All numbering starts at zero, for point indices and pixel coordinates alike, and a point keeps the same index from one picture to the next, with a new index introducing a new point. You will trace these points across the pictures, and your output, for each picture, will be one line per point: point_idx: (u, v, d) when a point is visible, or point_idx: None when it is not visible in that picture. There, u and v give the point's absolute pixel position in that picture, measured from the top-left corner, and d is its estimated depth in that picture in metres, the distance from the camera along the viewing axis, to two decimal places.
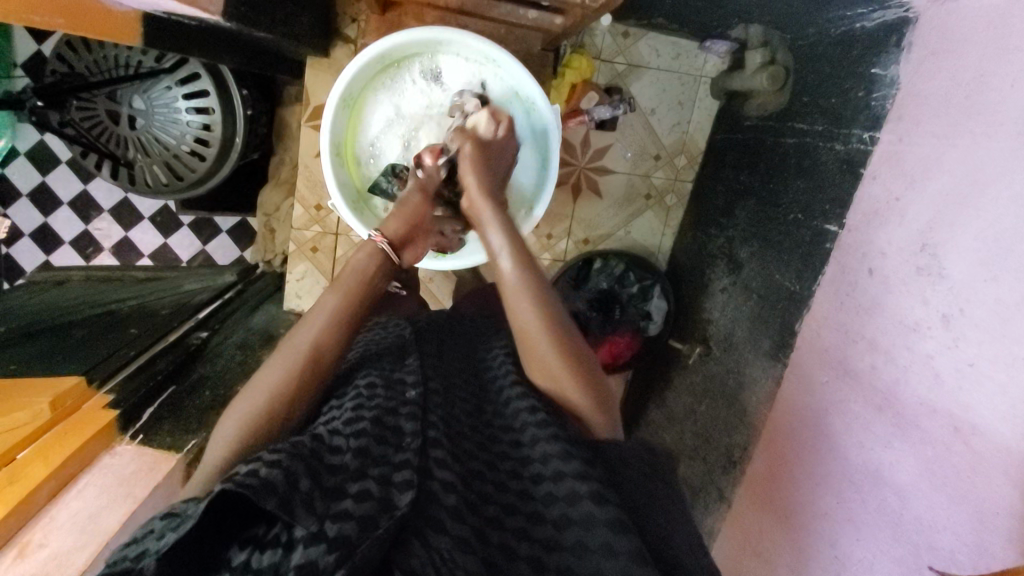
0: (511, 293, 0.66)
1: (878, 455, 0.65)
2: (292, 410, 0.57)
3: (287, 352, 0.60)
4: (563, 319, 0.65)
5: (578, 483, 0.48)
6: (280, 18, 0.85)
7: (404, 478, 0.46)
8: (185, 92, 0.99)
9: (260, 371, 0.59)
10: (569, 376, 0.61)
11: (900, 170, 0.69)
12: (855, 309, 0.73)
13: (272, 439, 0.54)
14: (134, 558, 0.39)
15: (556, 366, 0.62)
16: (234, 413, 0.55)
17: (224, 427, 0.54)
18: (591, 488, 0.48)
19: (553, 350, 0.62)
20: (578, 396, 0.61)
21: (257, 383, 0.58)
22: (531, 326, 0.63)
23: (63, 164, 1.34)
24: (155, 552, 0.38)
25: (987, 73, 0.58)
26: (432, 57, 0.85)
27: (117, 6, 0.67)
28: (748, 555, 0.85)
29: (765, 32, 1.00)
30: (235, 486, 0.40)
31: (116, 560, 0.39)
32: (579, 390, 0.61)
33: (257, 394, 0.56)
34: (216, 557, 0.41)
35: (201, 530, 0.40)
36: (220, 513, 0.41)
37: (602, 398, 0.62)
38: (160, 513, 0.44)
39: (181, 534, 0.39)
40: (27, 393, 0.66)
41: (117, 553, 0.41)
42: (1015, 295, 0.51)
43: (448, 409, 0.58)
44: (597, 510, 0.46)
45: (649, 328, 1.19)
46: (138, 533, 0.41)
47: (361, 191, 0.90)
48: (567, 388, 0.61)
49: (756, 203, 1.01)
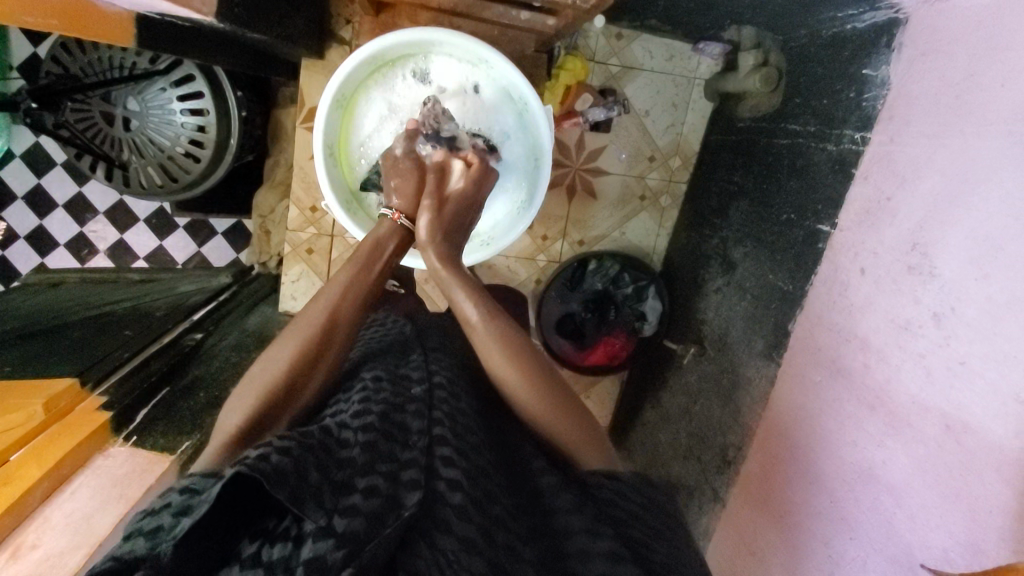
0: (480, 336, 0.63)
1: (870, 453, 0.65)
2: (299, 395, 0.58)
3: (300, 328, 0.60)
4: (536, 356, 0.62)
5: (573, 518, 0.49)
6: (275, 20, 0.85)
7: (411, 477, 0.46)
8: (179, 93, 0.99)
9: (271, 348, 0.60)
10: (550, 413, 0.59)
11: (891, 169, 0.69)
12: (847, 308, 0.73)
13: (276, 421, 0.55)
14: (150, 537, 0.40)
15: (537, 411, 0.59)
16: (245, 392, 0.56)
17: (234, 404, 0.55)
18: (586, 522, 0.48)
19: (531, 393, 0.59)
20: (563, 431, 0.58)
21: (267, 359, 0.58)
22: (504, 371, 0.61)
23: (58, 166, 1.34)
24: (171, 537, 0.39)
25: (978, 72, 0.58)
26: (424, 57, 0.85)
27: (110, 7, 0.67)
28: (742, 555, 0.85)
29: (758, 34, 1.01)
30: (249, 470, 0.41)
31: (135, 532, 0.41)
32: (563, 425, 0.58)
33: (270, 369, 0.57)
34: (229, 548, 0.42)
35: (216, 519, 0.41)
36: (232, 503, 0.42)
37: (590, 428, 0.59)
38: (178, 487, 0.45)
39: (194, 521, 0.40)
40: (19, 394, 0.66)
41: (131, 528, 0.41)
42: (1005, 293, 0.52)
43: (455, 402, 0.59)
44: (592, 544, 0.46)
45: (644, 328, 1.19)
46: (157, 506, 0.43)
47: (354, 190, 0.90)
48: (550, 424, 0.58)
49: (750, 204, 1.01)
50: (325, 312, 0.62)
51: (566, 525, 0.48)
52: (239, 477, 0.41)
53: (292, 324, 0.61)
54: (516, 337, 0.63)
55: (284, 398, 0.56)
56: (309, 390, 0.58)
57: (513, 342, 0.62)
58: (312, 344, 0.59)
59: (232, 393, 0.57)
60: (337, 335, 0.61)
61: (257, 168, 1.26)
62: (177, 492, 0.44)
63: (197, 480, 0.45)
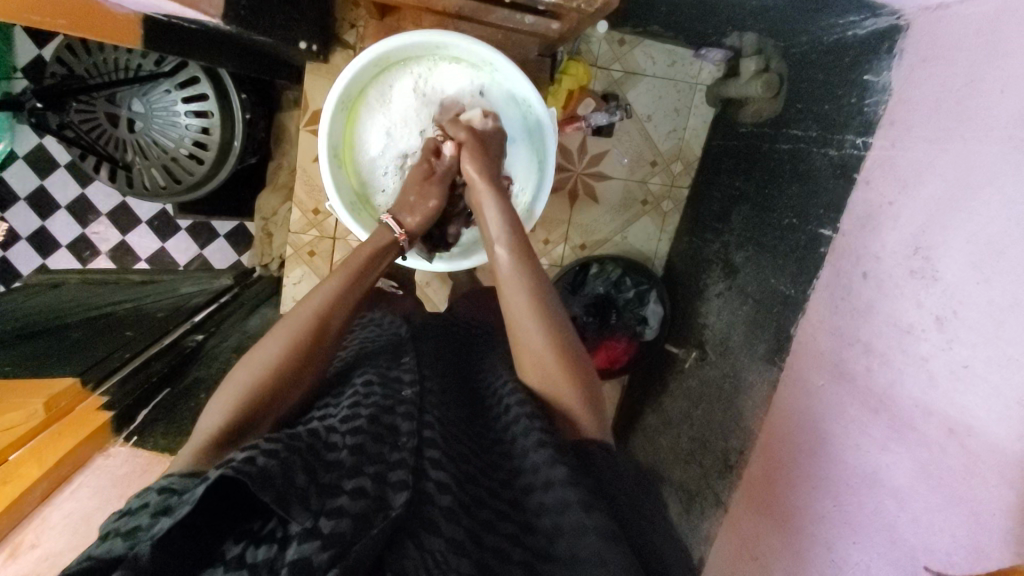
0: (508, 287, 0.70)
1: (874, 458, 0.65)
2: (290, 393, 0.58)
3: (288, 323, 0.62)
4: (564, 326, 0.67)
5: (567, 491, 0.48)
6: (280, 23, 0.86)
7: (400, 478, 0.46)
8: (184, 95, 0.99)
9: (258, 345, 0.60)
10: (560, 376, 0.62)
11: (893, 174, 0.69)
12: (849, 312, 0.73)
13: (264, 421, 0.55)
14: (127, 537, 0.40)
15: (553, 372, 0.62)
16: (232, 385, 0.56)
17: (220, 401, 0.55)
18: (582, 495, 0.47)
19: (546, 346, 0.64)
20: (567, 391, 0.61)
21: (253, 355, 0.59)
22: (527, 331, 0.65)
23: (62, 168, 1.34)
24: (148, 536, 0.39)
25: (977, 78, 0.59)
26: (431, 61, 0.86)
27: (119, 9, 0.68)
28: (744, 560, 0.85)
29: (760, 40, 1.02)
30: (234, 473, 0.41)
31: (111, 533, 0.40)
32: (571, 394, 0.61)
33: (257, 366, 0.57)
34: (211, 551, 0.41)
35: (198, 519, 0.41)
36: (211, 503, 0.41)
37: (593, 402, 0.61)
38: (157, 487, 0.44)
39: (176, 520, 0.39)
40: (22, 392, 0.66)
41: (109, 529, 0.41)
42: (1007, 297, 0.52)
43: (444, 410, 0.59)
44: (587, 518, 0.46)
45: (646, 332, 1.20)
46: (134, 506, 0.42)
47: (358, 191, 0.90)
48: (556, 386, 0.62)
49: (752, 208, 1.01)
50: (315, 313, 0.63)
51: (559, 500, 0.47)
52: (223, 479, 0.41)
53: (280, 323, 0.62)
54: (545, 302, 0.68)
55: (279, 389, 0.57)
56: (297, 387, 0.59)
57: (539, 303, 0.67)
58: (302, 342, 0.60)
59: (214, 392, 0.57)
60: (324, 332, 0.63)
61: (260, 172, 1.26)
62: (156, 492, 0.44)
63: (178, 480, 0.45)
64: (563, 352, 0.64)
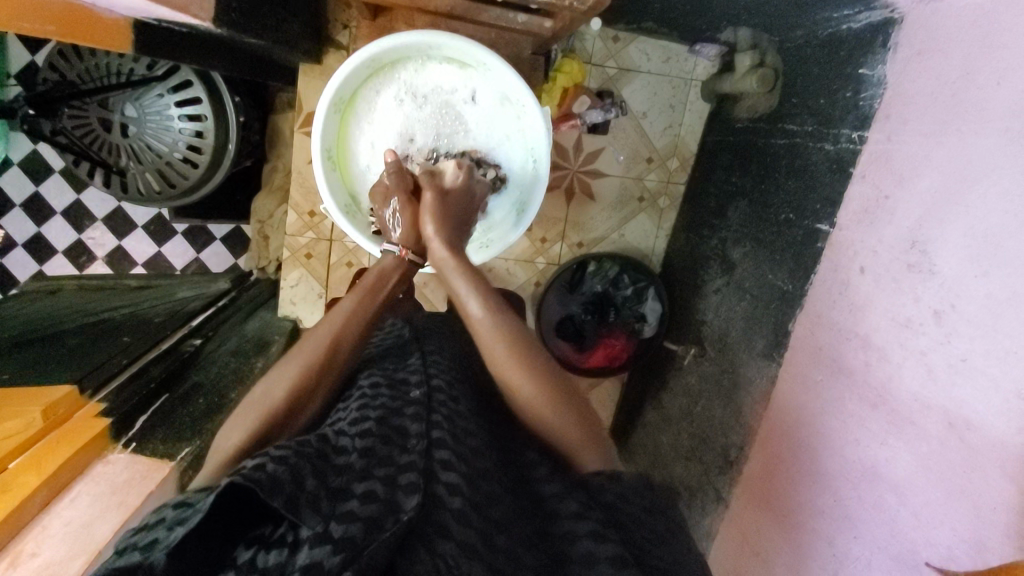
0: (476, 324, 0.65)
1: (873, 452, 0.65)
2: (303, 410, 0.58)
3: (300, 353, 0.61)
4: (545, 359, 0.63)
5: (577, 524, 0.48)
6: (271, 24, 0.85)
7: (410, 481, 0.46)
8: (177, 99, 0.99)
9: (270, 372, 0.60)
10: (536, 399, 0.59)
11: (888, 168, 0.70)
12: (848, 307, 0.73)
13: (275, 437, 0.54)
14: (144, 549, 0.39)
15: (540, 408, 0.59)
16: (245, 410, 0.56)
17: (230, 430, 0.54)
18: (591, 527, 0.47)
19: (531, 386, 0.60)
20: (561, 429, 0.58)
21: (268, 383, 0.58)
22: (504, 365, 0.62)
23: (56, 173, 1.34)
24: (163, 546, 0.39)
25: (973, 70, 0.59)
26: (420, 62, 0.86)
27: (108, 14, 0.67)
28: (746, 556, 0.85)
29: (754, 35, 1.01)
30: (243, 481, 0.41)
31: (128, 547, 0.40)
32: (566, 431, 0.58)
33: (272, 392, 0.57)
34: (222, 556, 0.41)
35: (209, 527, 0.40)
36: (227, 511, 0.41)
37: (591, 429, 0.59)
38: (171, 502, 0.44)
39: (189, 529, 0.39)
40: (18, 400, 0.65)
41: (124, 544, 0.40)
42: (1005, 290, 0.52)
43: (454, 406, 0.59)
44: (598, 548, 0.46)
45: (645, 330, 1.19)
46: (150, 521, 0.42)
47: (352, 194, 0.90)
48: (549, 423, 0.59)
49: (748, 204, 1.01)
50: (328, 337, 0.63)
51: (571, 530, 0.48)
52: (233, 487, 0.40)
53: (297, 346, 0.62)
54: (519, 334, 0.64)
55: (290, 410, 0.57)
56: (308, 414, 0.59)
57: (515, 339, 0.63)
58: (315, 366, 0.60)
59: (226, 420, 0.56)
60: (338, 353, 0.62)
61: (256, 174, 1.26)
62: (171, 506, 0.43)
63: (191, 495, 0.45)
64: (549, 386, 0.60)
